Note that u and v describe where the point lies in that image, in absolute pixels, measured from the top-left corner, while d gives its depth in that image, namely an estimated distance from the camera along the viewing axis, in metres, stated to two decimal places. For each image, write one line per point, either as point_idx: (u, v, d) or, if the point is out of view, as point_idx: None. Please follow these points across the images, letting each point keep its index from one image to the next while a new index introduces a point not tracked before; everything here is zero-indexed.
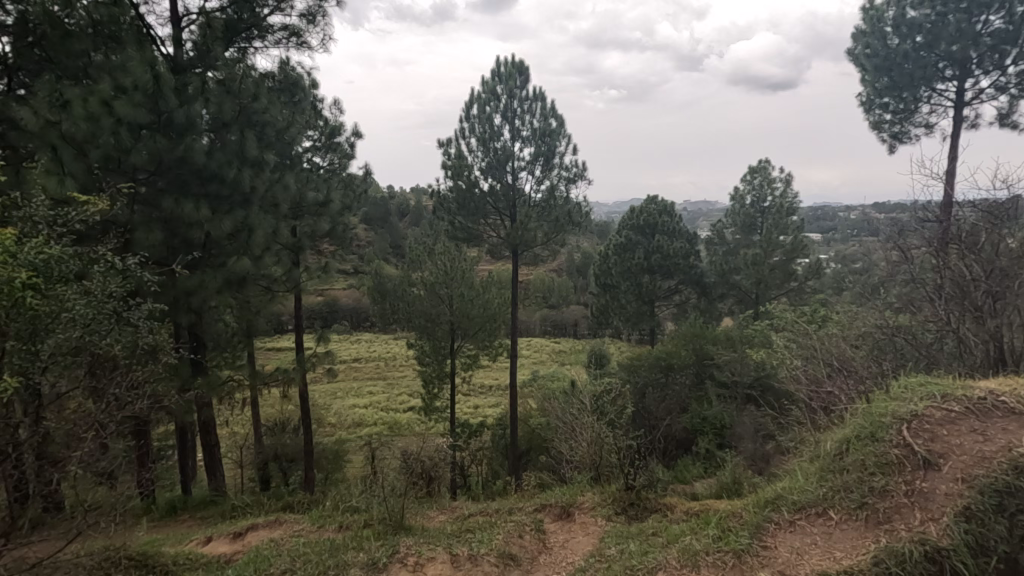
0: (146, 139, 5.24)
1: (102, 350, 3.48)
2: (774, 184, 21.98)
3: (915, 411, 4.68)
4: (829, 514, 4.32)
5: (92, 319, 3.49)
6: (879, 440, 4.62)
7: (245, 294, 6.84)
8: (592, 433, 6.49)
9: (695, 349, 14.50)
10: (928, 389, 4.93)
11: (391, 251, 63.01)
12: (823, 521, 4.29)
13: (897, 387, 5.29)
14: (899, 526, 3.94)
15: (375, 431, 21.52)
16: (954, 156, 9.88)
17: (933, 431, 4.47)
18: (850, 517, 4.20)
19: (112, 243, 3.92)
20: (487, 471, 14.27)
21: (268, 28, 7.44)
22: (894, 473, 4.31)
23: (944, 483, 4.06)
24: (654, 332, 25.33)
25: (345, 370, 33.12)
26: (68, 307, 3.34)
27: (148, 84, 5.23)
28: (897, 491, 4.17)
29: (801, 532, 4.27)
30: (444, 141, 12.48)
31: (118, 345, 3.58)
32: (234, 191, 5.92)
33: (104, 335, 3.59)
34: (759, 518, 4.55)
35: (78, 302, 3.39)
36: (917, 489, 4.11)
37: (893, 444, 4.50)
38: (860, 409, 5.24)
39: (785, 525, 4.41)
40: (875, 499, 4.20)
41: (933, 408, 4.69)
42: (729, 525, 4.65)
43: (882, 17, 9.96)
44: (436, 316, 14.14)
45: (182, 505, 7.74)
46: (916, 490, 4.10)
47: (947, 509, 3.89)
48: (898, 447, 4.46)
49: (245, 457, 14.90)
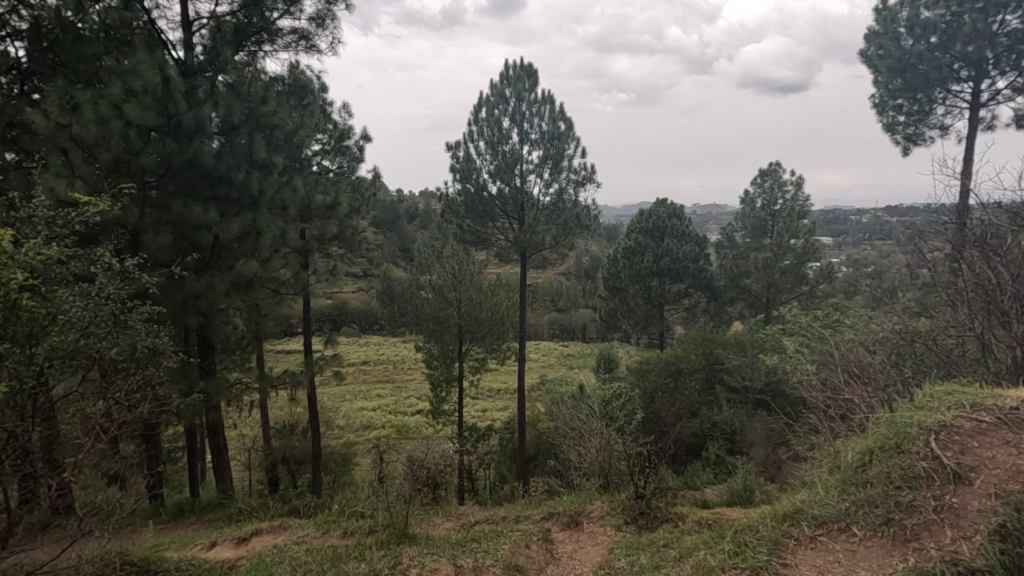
0: (156, 142, 5.26)
1: (99, 353, 3.55)
2: (784, 187, 21.80)
3: (943, 421, 4.59)
4: (852, 530, 4.24)
5: (89, 322, 3.50)
6: (905, 452, 4.54)
7: (253, 297, 6.85)
8: (602, 440, 6.39)
9: (705, 353, 14.38)
10: (956, 398, 4.85)
11: (400, 254, 63.22)
12: (846, 537, 4.20)
13: (922, 396, 5.22)
14: (929, 543, 3.81)
15: (383, 434, 21.54)
16: (970, 158, 9.72)
17: (962, 442, 4.36)
18: (875, 533, 4.12)
19: (111, 244, 3.92)
20: (495, 475, 14.21)
21: (278, 31, 7.47)
22: (922, 487, 4.21)
23: (977, 499, 3.92)
24: (663, 336, 25.17)
25: (353, 373, 33.21)
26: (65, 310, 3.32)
27: (157, 87, 5.23)
28: (925, 506, 4.06)
29: (823, 549, 4.17)
30: (452, 144, 12.49)
31: (115, 347, 3.62)
32: (243, 194, 5.93)
33: (101, 338, 3.58)
34: (778, 533, 4.44)
35: (76, 305, 3.38)
36: (947, 504, 3.99)
37: (921, 456, 4.42)
38: (881, 420, 5.13)
39: (806, 541, 4.30)
40: (902, 515, 4.11)
41: (962, 418, 4.58)
42: (745, 539, 4.51)
43: (895, 18, 9.84)
44: (444, 319, 14.11)
45: (191, 507, 7.74)
46: (946, 506, 3.98)
47: (981, 527, 3.73)
48: (926, 460, 4.38)
49: (254, 460, 14.93)
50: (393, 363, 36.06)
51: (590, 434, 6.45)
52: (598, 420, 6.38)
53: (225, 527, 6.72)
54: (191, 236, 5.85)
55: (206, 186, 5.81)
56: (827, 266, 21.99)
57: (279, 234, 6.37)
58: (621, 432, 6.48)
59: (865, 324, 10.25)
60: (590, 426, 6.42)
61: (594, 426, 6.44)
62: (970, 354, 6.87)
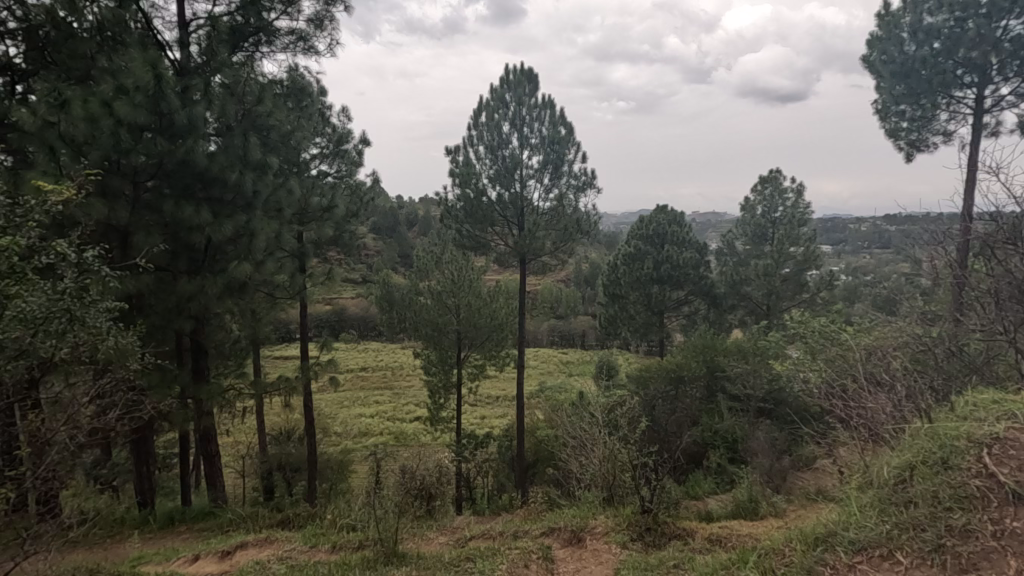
0: (147, 140, 5.13)
1: (50, 352, 3.50)
2: (785, 195, 21.74)
3: (996, 433, 4.05)
4: (897, 557, 3.73)
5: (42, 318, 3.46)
6: (953, 468, 4.01)
7: (248, 301, 6.72)
8: (605, 449, 6.19)
9: (706, 360, 14.23)
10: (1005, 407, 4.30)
11: (399, 260, 63.07)
12: (890, 566, 3.69)
13: (963, 403, 4.70)
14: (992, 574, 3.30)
15: (381, 441, 21.33)
16: (974, 165, 9.63)
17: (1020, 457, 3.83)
18: (925, 562, 3.60)
19: (74, 236, 3.86)
20: (493, 483, 14.03)
21: (276, 32, 7.37)
22: (978, 509, 3.69)
23: None
24: (663, 344, 25.02)
25: (351, 380, 32.96)
26: (15, 306, 3.27)
27: (149, 85, 5.08)
28: (984, 532, 3.54)
29: None
30: (452, 149, 12.41)
31: (68, 346, 3.58)
32: (237, 196, 5.82)
33: (54, 336, 3.54)
34: (811, 561, 3.99)
35: (28, 301, 3.33)
36: (1008, 529, 3.48)
37: (973, 474, 3.89)
38: (897, 429, 4.93)
39: (845, 570, 3.81)
40: (956, 542, 3.57)
41: (1017, 430, 4.04)
42: (766, 564, 4.20)
43: (898, 23, 9.78)
44: (443, 325, 13.95)
45: (181, 516, 7.52)
46: (1007, 531, 3.47)
47: None
48: (979, 478, 3.85)
49: (249, 466, 14.72)
50: (391, 369, 35.81)
51: (592, 443, 6.25)
52: (601, 430, 6.21)
53: (211, 538, 6.51)
54: (183, 238, 5.73)
55: (198, 187, 5.69)
56: (827, 274, 21.90)
57: (274, 236, 6.24)
58: (623, 440, 6.31)
59: (871, 332, 10.10)
60: (591, 434, 6.27)
61: (596, 432, 6.25)
62: (980, 362, 6.71)
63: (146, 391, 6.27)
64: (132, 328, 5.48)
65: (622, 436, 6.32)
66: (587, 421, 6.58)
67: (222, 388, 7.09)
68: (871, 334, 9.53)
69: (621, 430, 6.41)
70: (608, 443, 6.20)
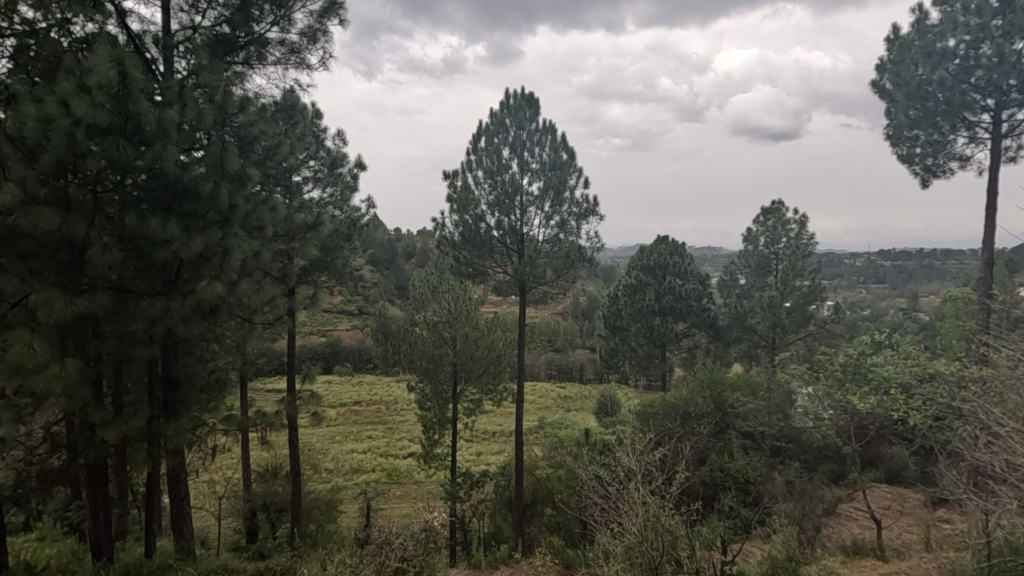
0: (106, 143, 4.58)
1: None
2: (788, 226, 21.44)
3: None
4: None
5: None
6: None
7: (222, 326, 6.12)
8: (642, 513, 5.09)
9: (712, 395, 13.62)
10: None
11: (396, 292, 62.49)
12: None
13: None
14: None
15: (373, 478, 20.35)
16: (995, 190, 9.24)
17: None
18: None
19: None
20: (490, 526, 13.14)
21: (266, 44, 7.00)
22: None
23: None
24: (665, 378, 24.29)
25: (345, 414, 31.90)
26: None
27: (113, 83, 4.51)
28: None
29: None
30: (450, 173, 12.01)
31: None
32: (212, 210, 5.35)
33: None
34: None
35: None
36: None
37: None
38: None
39: None
40: None
41: None
42: None
43: (911, 46, 9.51)
44: (439, 358, 13.29)
45: (139, 570, 6.69)
46: None
47: None
48: None
49: (228, 506, 13.77)
50: (385, 404, 34.77)
51: (629, 501, 5.27)
52: (639, 485, 5.26)
53: None
54: (148, 254, 5.17)
55: (171, 200, 5.25)
56: (832, 308, 21.47)
57: (252, 254, 5.75)
58: (653, 493, 5.48)
59: (948, 378, 9.30)
60: (618, 488, 5.57)
61: (631, 482, 5.30)
62: (1017, 409, 6.27)
63: (100, 428, 5.53)
64: (66, 359, 4.84)
65: (655, 488, 5.53)
66: (610, 471, 5.83)
67: (195, 422, 6.41)
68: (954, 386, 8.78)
69: (654, 481, 5.53)
70: (644, 497, 5.22)
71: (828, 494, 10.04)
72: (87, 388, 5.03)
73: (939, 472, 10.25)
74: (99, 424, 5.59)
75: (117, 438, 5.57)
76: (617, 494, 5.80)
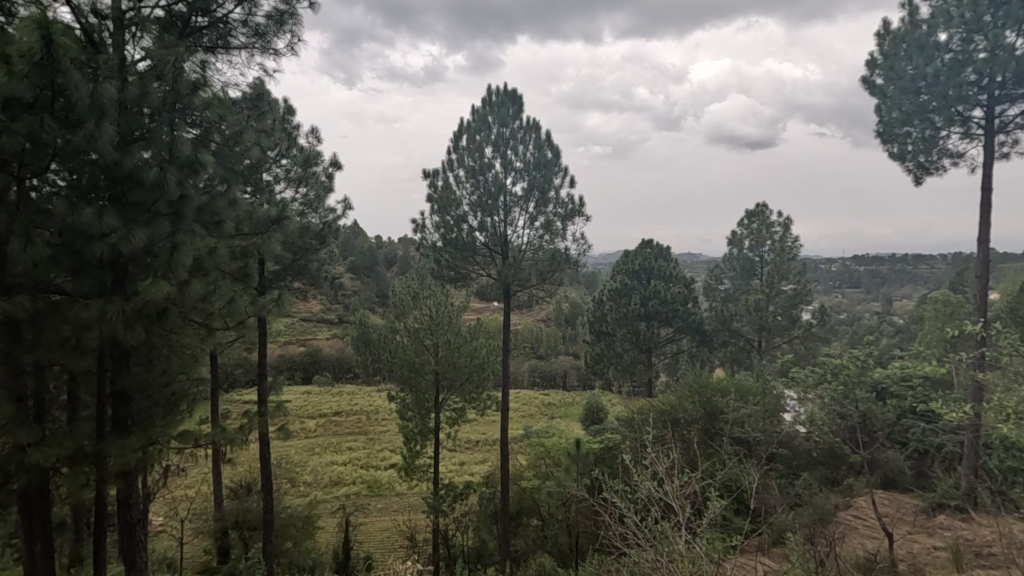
0: (31, 122, 4.00)
1: None
2: (772, 228, 21.56)
3: None
4: None
5: None
6: None
7: (175, 331, 5.49)
8: (679, 558, 4.58)
9: (702, 401, 13.24)
10: None
11: (376, 301, 61.21)
12: None
13: None
14: None
15: (352, 491, 19.58)
16: (988, 187, 9.04)
17: None
18: None
19: None
20: (474, 541, 12.49)
21: (228, 26, 6.44)
22: None
23: None
24: (652, 384, 23.85)
25: (323, 426, 30.87)
26: None
27: (36, 52, 3.92)
28: None
29: None
30: (431, 172, 11.50)
31: None
32: (157, 200, 4.79)
33: None
34: None
35: None
36: None
37: None
38: None
39: None
40: None
41: None
42: None
43: (903, 39, 9.31)
44: (420, 366, 12.70)
45: None
46: None
47: None
48: None
49: (194, 526, 12.82)
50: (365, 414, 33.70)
51: (660, 542, 4.77)
52: (672, 524, 4.75)
53: None
54: (83, 251, 4.55)
55: (114, 190, 4.69)
56: (817, 312, 21.47)
57: (206, 252, 5.18)
58: (683, 528, 4.95)
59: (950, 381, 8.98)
60: (645, 525, 5.03)
61: (666, 526, 4.72)
62: None
63: (30, 451, 4.77)
64: None
65: (682, 520, 5.02)
66: (631, 503, 5.23)
67: (148, 439, 5.69)
68: (956, 388, 8.50)
69: (681, 513, 5.04)
70: (684, 545, 4.65)
71: (826, 499, 9.68)
72: (10, 404, 4.35)
73: (937, 477, 9.99)
74: (30, 444, 4.88)
75: (50, 462, 4.82)
76: (637, 526, 5.29)
